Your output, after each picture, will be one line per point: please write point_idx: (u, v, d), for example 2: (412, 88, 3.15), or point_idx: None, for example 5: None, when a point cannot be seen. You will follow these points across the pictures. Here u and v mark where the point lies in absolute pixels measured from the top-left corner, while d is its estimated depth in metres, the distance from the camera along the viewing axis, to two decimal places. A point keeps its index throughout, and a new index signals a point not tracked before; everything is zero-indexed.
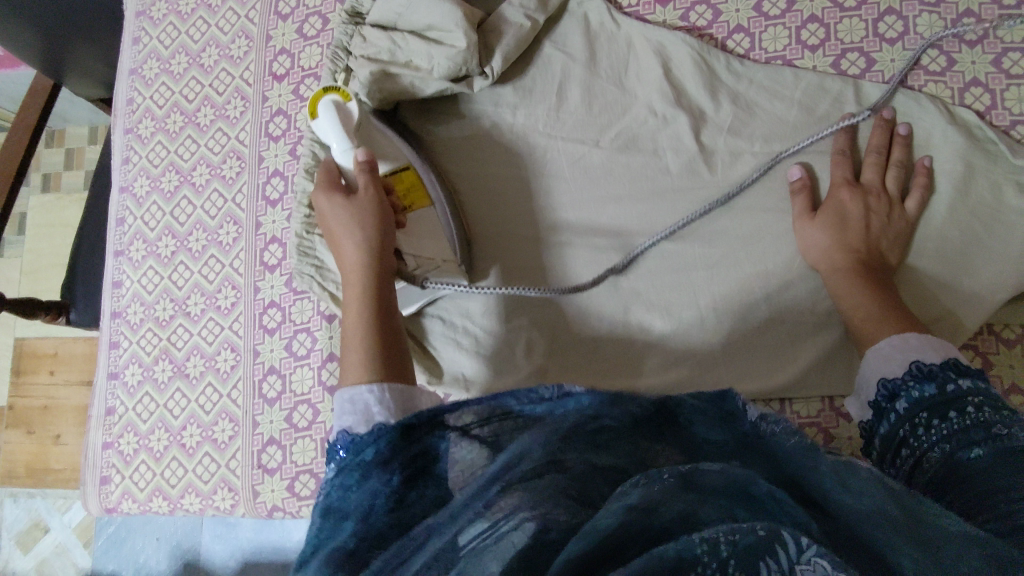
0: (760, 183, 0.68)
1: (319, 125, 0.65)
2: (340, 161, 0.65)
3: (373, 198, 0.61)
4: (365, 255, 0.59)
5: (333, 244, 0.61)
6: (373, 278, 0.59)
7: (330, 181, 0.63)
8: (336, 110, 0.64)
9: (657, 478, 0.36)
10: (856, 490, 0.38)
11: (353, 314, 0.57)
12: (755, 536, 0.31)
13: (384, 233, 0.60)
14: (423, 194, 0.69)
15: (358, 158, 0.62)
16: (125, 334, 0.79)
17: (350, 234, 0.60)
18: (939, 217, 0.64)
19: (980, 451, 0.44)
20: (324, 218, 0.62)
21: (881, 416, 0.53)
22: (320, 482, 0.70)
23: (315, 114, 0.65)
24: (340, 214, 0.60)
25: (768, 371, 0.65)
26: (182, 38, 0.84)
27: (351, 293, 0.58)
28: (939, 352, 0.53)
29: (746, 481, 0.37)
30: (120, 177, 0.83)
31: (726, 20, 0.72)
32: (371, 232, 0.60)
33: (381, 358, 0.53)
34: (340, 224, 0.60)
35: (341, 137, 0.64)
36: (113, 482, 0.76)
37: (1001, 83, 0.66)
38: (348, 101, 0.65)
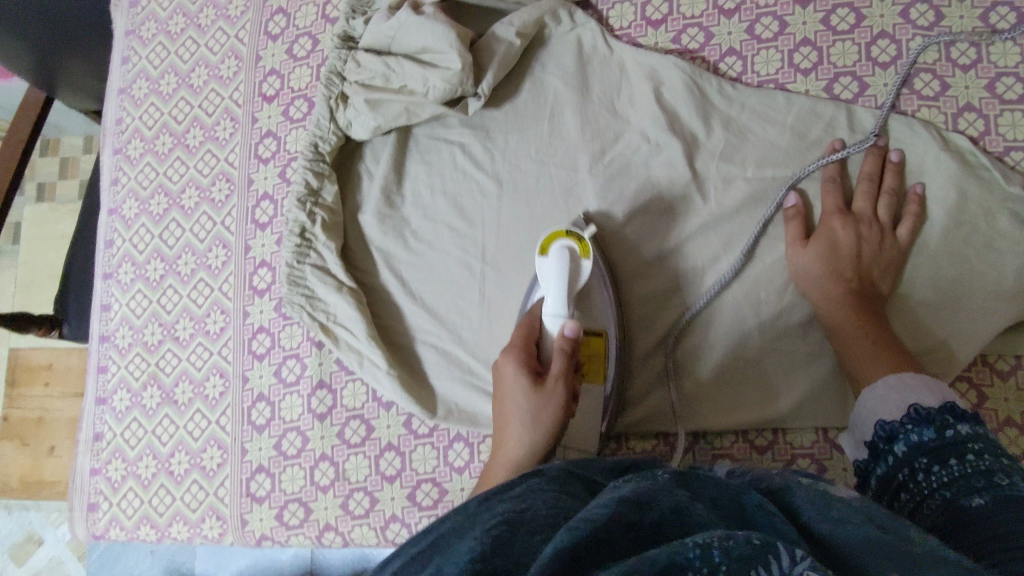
0: (752, 210, 0.67)
1: (543, 265, 0.62)
2: (544, 321, 0.61)
3: (562, 393, 0.59)
4: (525, 457, 0.58)
5: (501, 416, 0.60)
6: (533, 464, 0.59)
7: (525, 337, 0.61)
8: (568, 260, 0.61)
9: (650, 477, 0.38)
10: (840, 518, 0.35)
11: (499, 471, 0.59)
12: (749, 543, 0.29)
13: (551, 439, 0.59)
14: (597, 372, 0.64)
15: (563, 333, 0.59)
16: (113, 358, 0.78)
17: (519, 428, 0.59)
18: (932, 244, 0.64)
19: (981, 501, 0.43)
20: (501, 385, 0.61)
21: (878, 457, 0.53)
22: (309, 511, 0.69)
23: (544, 251, 0.62)
24: (520, 401, 0.59)
25: (763, 402, 0.64)
26: (171, 59, 0.83)
27: (496, 469, 0.60)
28: (936, 395, 0.53)
29: (740, 496, 0.37)
30: (109, 199, 0.83)
31: (718, 43, 0.72)
32: (538, 439, 0.58)
33: (544, 438, 0.58)
34: (507, 406, 0.60)
35: (559, 302, 0.60)
36: (100, 509, 0.75)
37: (995, 109, 0.65)
38: (584, 255, 0.62)
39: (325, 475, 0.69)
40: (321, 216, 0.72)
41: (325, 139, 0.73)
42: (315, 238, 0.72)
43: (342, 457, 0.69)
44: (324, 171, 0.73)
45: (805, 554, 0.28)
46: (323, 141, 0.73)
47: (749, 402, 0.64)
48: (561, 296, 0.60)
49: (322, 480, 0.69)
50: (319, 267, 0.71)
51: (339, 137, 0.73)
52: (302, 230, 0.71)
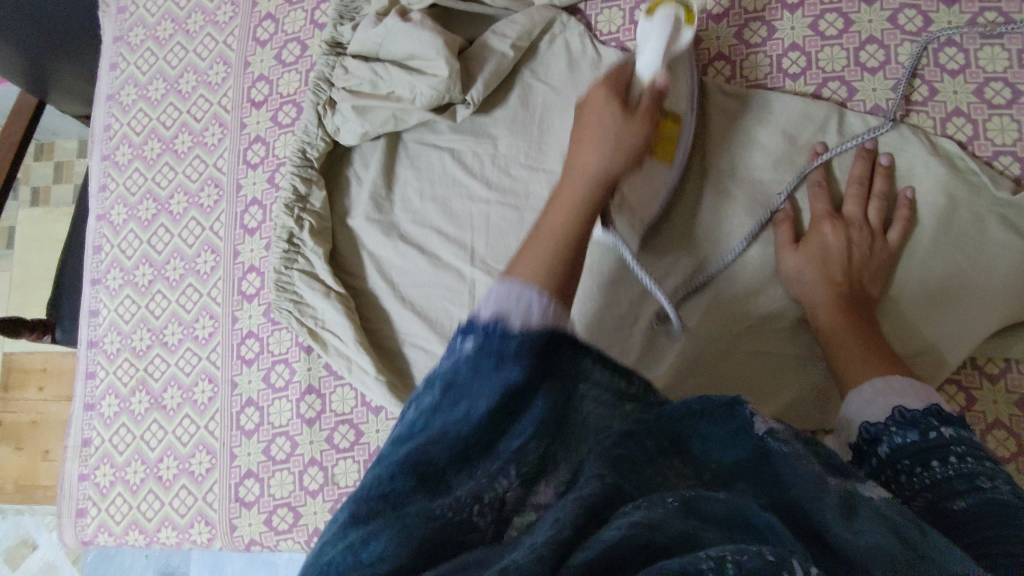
0: (743, 213, 0.68)
1: (647, 26, 0.61)
2: (637, 67, 0.62)
3: (648, 125, 0.60)
4: (601, 172, 0.57)
5: (584, 129, 0.60)
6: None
7: (614, 83, 0.62)
8: (672, 22, 0.60)
9: (660, 502, 0.35)
10: (853, 529, 0.35)
11: (562, 209, 0.53)
12: (762, 558, 0.29)
13: (630, 161, 0.58)
14: (668, 153, 0.66)
15: (655, 80, 0.61)
16: (102, 364, 0.78)
17: (604, 144, 0.58)
18: (922, 248, 0.64)
19: (965, 504, 0.43)
20: (591, 101, 0.61)
21: (861, 459, 0.53)
22: (298, 516, 0.69)
23: (650, 14, 0.62)
24: (607, 122, 0.59)
25: (752, 406, 0.64)
26: (160, 64, 0.83)
27: (561, 204, 0.54)
28: (920, 398, 0.53)
29: (746, 511, 0.35)
30: (98, 205, 0.83)
31: (707, 47, 0.72)
32: (619, 155, 0.58)
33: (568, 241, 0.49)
34: (602, 125, 0.59)
35: (617, 186, 0.59)
36: (89, 515, 0.75)
37: (983, 113, 0.65)
38: (687, 23, 0.61)
39: (314, 479, 0.69)
40: (310, 221, 0.72)
41: (313, 145, 0.73)
42: (304, 243, 0.71)
43: (331, 462, 0.69)
44: (312, 177, 0.73)
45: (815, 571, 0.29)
46: (311, 147, 0.73)
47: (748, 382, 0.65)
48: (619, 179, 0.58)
49: (311, 485, 0.69)
50: (308, 272, 0.71)
51: (327, 142, 0.73)
52: (290, 235, 0.71)
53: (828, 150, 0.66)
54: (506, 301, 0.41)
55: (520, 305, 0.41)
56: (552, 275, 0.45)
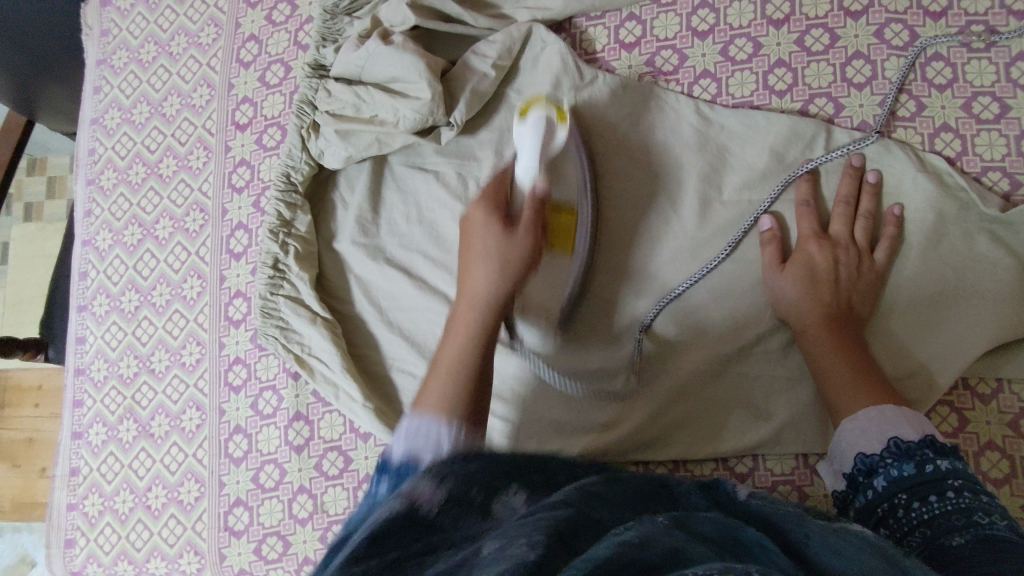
0: (729, 232, 0.67)
1: (519, 130, 0.59)
2: (516, 173, 0.61)
3: (529, 238, 0.59)
4: (491, 296, 0.56)
5: (467, 256, 0.60)
6: (490, 319, 0.55)
7: (497, 193, 0.61)
8: (545, 124, 0.58)
9: (651, 520, 0.35)
10: (839, 551, 0.36)
11: (455, 338, 0.54)
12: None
13: (517, 284, 0.57)
14: (568, 244, 0.66)
15: (534, 189, 0.59)
16: (89, 392, 0.77)
17: (488, 265, 0.57)
18: (911, 268, 0.63)
19: (962, 540, 0.43)
20: (471, 221, 0.61)
21: (857, 490, 0.52)
22: (287, 545, 0.68)
23: (524, 115, 0.60)
24: (490, 244, 0.58)
25: (740, 429, 0.64)
26: (143, 87, 0.82)
27: (455, 333, 0.54)
28: (915, 427, 0.52)
29: (732, 529, 0.37)
30: (83, 230, 0.82)
31: (692, 65, 0.71)
32: (505, 279, 0.57)
33: (467, 372, 0.50)
34: (483, 253, 0.58)
35: (532, 160, 0.59)
36: (77, 545, 0.74)
37: (971, 129, 0.64)
38: (560, 123, 0.59)
39: (303, 508, 0.68)
40: (295, 246, 0.71)
41: (297, 169, 0.72)
42: (289, 269, 0.71)
43: (319, 490, 0.68)
44: (297, 202, 0.72)
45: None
46: (296, 171, 0.72)
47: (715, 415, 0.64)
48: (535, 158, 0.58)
49: (300, 513, 0.68)
50: (293, 298, 0.70)
51: (311, 167, 0.73)
52: (275, 261, 0.71)
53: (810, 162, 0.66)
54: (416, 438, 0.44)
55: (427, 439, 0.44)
56: (456, 407, 0.46)
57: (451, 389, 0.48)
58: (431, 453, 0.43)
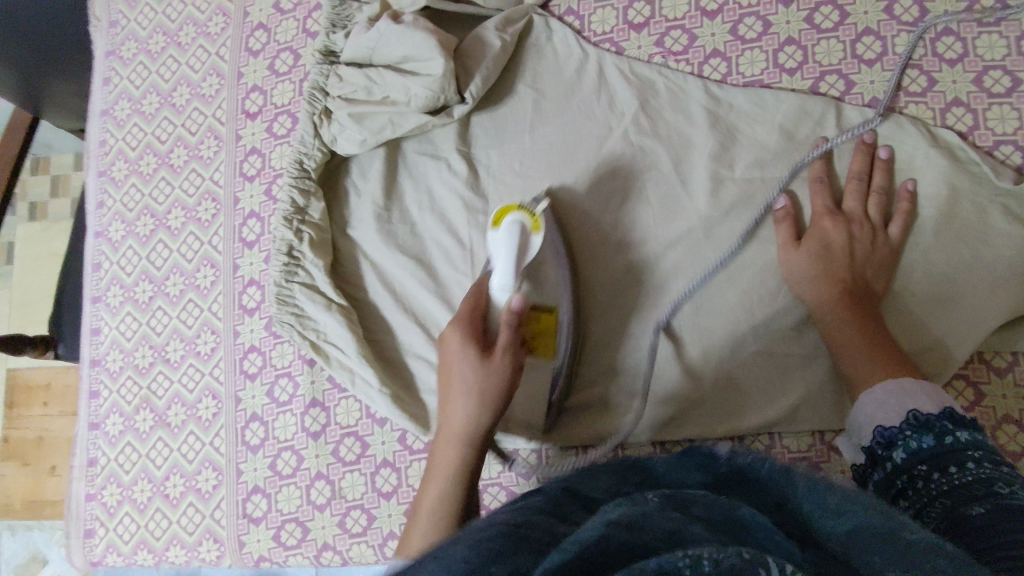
0: (742, 210, 0.67)
1: (496, 237, 0.61)
2: (493, 293, 0.61)
3: (505, 369, 0.58)
4: (471, 431, 0.57)
5: (448, 384, 0.59)
6: (473, 449, 0.57)
7: (473, 308, 0.61)
8: (518, 235, 0.60)
9: (642, 500, 0.36)
10: (835, 509, 0.35)
11: (439, 473, 0.57)
12: (738, 557, 0.29)
13: (494, 417, 0.58)
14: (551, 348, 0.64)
15: (511, 304, 0.58)
16: (105, 383, 0.78)
17: (464, 396, 0.57)
18: (925, 242, 0.63)
19: (981, 510, 0.42)
20: (448, 350, 0.60)
21: (876, 463, 0.53)
22: (307, 530, 0.69)
23: (498, 224, 0.62)
24: (465, 374, 0.58)
25: (756, 407, 0.64)
26: (152, 78, 0.82)
27: (440, 459, 0.57)
28: (934, 399, 0.52)
29: (731, 508, 0.36)
30: (95, 222, 0.82)
31: (702, 45, 0.71)
32: (482, 412, 0.57)
33: (457, 485, 0.56)
34: (461, 381, 0.58)
35: (508, 273, 0.60)
36: (97, 535, 0.74)
37: (983, 103, 0.64)
38: (535, 230, 0.61)
39: (321, 493, 0.69)
40: (309, 233, 0.71)
41: (309, 156, 0.72)
42: (303, 256, 0.71)
43: (338, 475, 0.69)
44: (310, 188, 0.72)
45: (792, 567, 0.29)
46: (308, 158, 0.72)
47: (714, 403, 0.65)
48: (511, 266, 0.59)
49: (318, 499, 0.69)
50: (308, 285, 0.71)
51: (324, 153, 0.73)
52: (289, 248, 0.71)
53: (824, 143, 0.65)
54: None
55: None
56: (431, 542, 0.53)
57: (438, 523, 0.55)
58: None
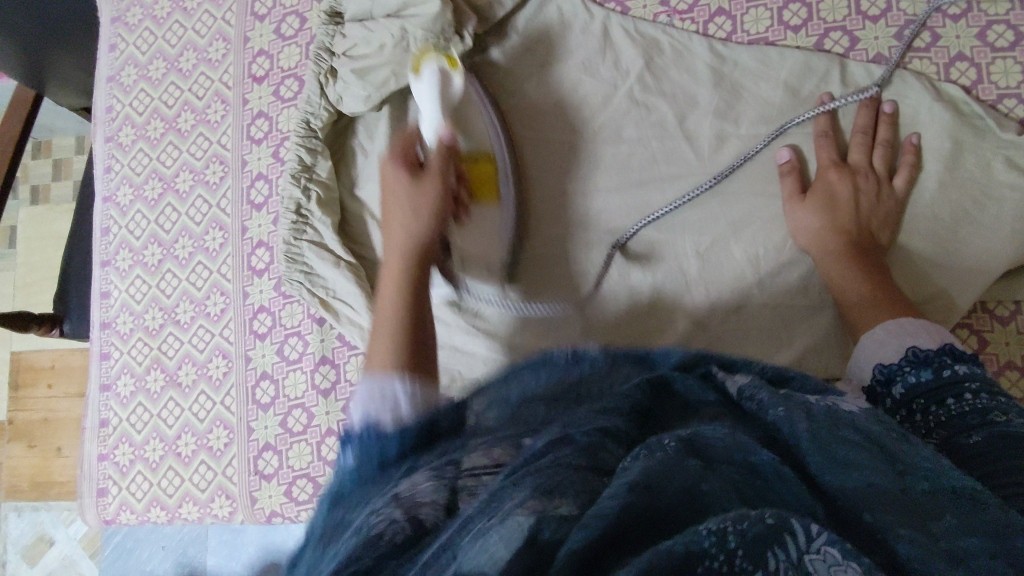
0: (747, 166, 0.68)
1: (418, 86, 0.67)
2: (423, 133, 0.65)
3: (438, 189, 0.59)
4: (419, 240, 0.59)
5: (387, 217, 0.61)
6: (420, 264, 0.58)
7: (405, 147, 0.62)
8: (438, 74, 0.65)
9: (658, 448, 0.33)
10: (846, 462, 0.33)
11: (390, 285, 0.57)
12: (763, 523, 0.28)
13: (439, 223, 0.59)
14: (493, 191, 0.67)
15: (442, 137, 0.61)
16: (116, 345, 0.78)
17: (405, 215, 0.59)
18: (929, 194, 0.64)
19: (978, 438, 0.44)
20: (385, 176, 0.61)
21: (875, 400, 0.53)
22: (318, 486, 0.69)
23: (418, 72, 0.67)
24: (400, 191, 0.59)
25: (763, 357, 0.65)
26: (159, 44, 0.83)
27: (388, 275, 0.58)
28: (934, 338, 0.53)
29: (748, 451, 0.34)
30: (103, 187, 0.83)
31: (707, 4, 0.71)
32: (427, 220, 0.59)
33: (408, 323, 0.55)
34: (401, 207, 0.59)
35: (435, 110, 0.65)
36: (110, 494, 0.75)
37: (986, 57, 0.65)
38: (455, 70, 0.66)
39: (332, 449, 0.70)
40: (317, 191, 0.72)
41: (316, 115, 0.73)
42: (312, 214, 0.72)
43: None
44: (317, 147, 0.73)
45: (822, 528, 0.28)
46: (315, 118, 0.73)
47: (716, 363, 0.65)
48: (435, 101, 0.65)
49: (329, 455, 0.70)
50: (317, 243, 0.71)
51: (330, 112, 0.73)
52: (298, 207, 0.72)
53: (835, 102, 0.65)
54: (373, 402, 0.48)
55: (385, 398, 0.48)
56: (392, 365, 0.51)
57: (393, 342, 0.53)
58: (389, 416, 0.47)
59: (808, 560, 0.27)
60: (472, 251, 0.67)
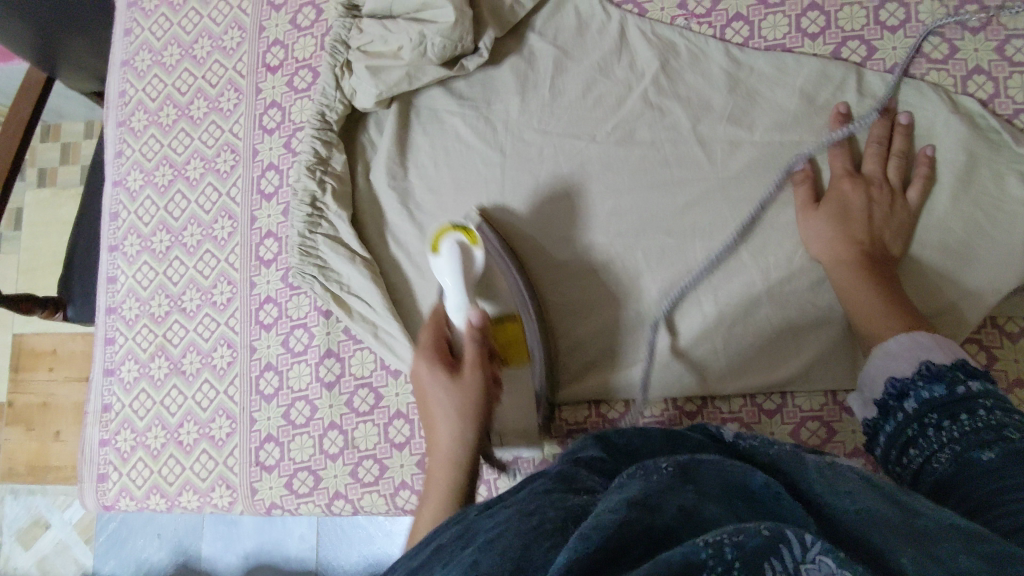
0: (760, 172, 0.67)
1: (437, 262, 0.65)
2: (451, 317, 0.64)
3: (480, 377, 0.59)
4: (458, 452, 0.58)
5: (427, 413, 0.61)
6: (466, 473, 0.57)
7: (435, 334, 0.63)
8: (458, 253, 0.64)
9: (654, 471, 0.36)
10: (842, 490, 0.35)
11: (433, 492, 0.56)
12: (760, 534, 0.28)
13: (478, 432, 0.59)
14: (523, 354, 0.66)
15: (471, 321, 0.61)
16: (121, 331, 0.78)
17: (446, 421, 0.59)
18: (942, 207, 0.64)
19: (992, 454, 0.43)
20: (420, 380, 0.61)
21: (887, 414, 0.53)
22: (319, 479, 0.69)
23: (436, 249, 0.65)
24: (442, 397, 0.59)
25: (770, 365, 0.65)
26: (174, 30, 0.83)
27: (433, 482, 0.57)
28: (947, 353, 0.53)
29: (746, 475, 0.36)
30: (114, 171, 0.83)
31: (725, 8, 0.71)
32: (466, 431, 0.58)
33: (460, 488, 0.56)
34: (442, 410, 0.59)
35: (461, 294, 0.63)
36: (110, 479, 0.75)
37: (1004, 71, 0.65)
38: (473, 245, 0.64)
39: (334, 443, 0.69)
40: (332, 184, 0.72)
41: (331, 107, 0.73)
42: (327, 208, 0.72)
43: (351, 425, 0.69)
44: (332, 140, 0.73)
45: (815, 539, 0.28)
46: (330, 110, 0.73)
47: (722, 372, 0.65)
48: (461, 288, 0.63)
49: (331, 448, 0.69)
50: (332, 236, 0.71)
51: (344, 106, 0.73)
52: (313, 200, 0.72)
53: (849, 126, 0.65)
54: None
55: None
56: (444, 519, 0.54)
57: (445, 499, 0.56)
58: None
59: (803, 571, 0.27)
60: (510, 424, 0.66)
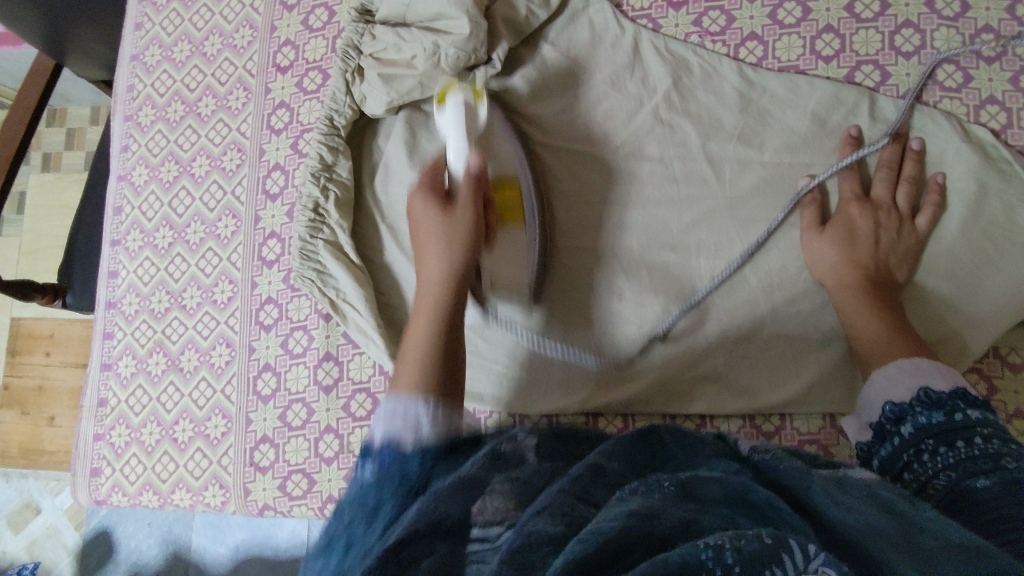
0: (767, 193, 0.67)
1: (442, 118, 0.65)
2: (449, 162, 0.63)
3: (471, 216, 0.60)
4: (445, 274, 0.58)
5: (419, 247, 0.61)
6: (452, 294, 0.57)
7: (433, 169, 0.64)
8: (463, 106, 0.64)
9: (656, 488, 0.36)
10: (846, 507, 0.36)
11: (422, 314, 0.56)
12: (760, 542, 0.29)
13: (467, 259, 0.59)
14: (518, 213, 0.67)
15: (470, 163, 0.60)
16: (119, 325, 0.78)
17: (435, 248, 0.59)
18: (949, 236, 0.63)
19: (987, 483, 0.43)
20: (414, 209, 0.62)
21: (884, 438, 0.53)
22: (312, 482, 0.69)
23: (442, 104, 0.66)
24: (431, 224, 0.60)
25: (768, 387, 0.64)
26: (185, 26, 0.82)
27: (419, 311, 0.57)
28: (948, 380, 0.53)
29: (743, 490, 0.36)
30: (119, 165, 0.82)
31: (739, 27, 0.71)
32: (453, 257, 0.59)
33: (440, 347, 0.53)
34: (430, 237, 0.60)
35: (461, 137, 0.63)
36: (103, 474, 0.75)
37: (1017, 102, 0.64)
38: (478, 100, 0.65)
39: (330, 447, 0.69)
40: (335, 192, 0.72)
41: (340, 112, 0.72)
42: (329, 214, 0.71)
43: (347, 430, 0.69)
44: (338, 146, 0.73)
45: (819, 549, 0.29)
46: (339, 114, 0.72)
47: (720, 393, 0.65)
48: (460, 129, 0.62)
49: (326, 452, 0.69)
50: (332, 243, 0.71)
51: (354, 111, 0.73)
52: (316, 205, 0.71)
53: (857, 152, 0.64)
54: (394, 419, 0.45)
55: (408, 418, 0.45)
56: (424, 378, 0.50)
57: (419, 361, 0.52)
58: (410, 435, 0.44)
59: None
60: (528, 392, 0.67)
